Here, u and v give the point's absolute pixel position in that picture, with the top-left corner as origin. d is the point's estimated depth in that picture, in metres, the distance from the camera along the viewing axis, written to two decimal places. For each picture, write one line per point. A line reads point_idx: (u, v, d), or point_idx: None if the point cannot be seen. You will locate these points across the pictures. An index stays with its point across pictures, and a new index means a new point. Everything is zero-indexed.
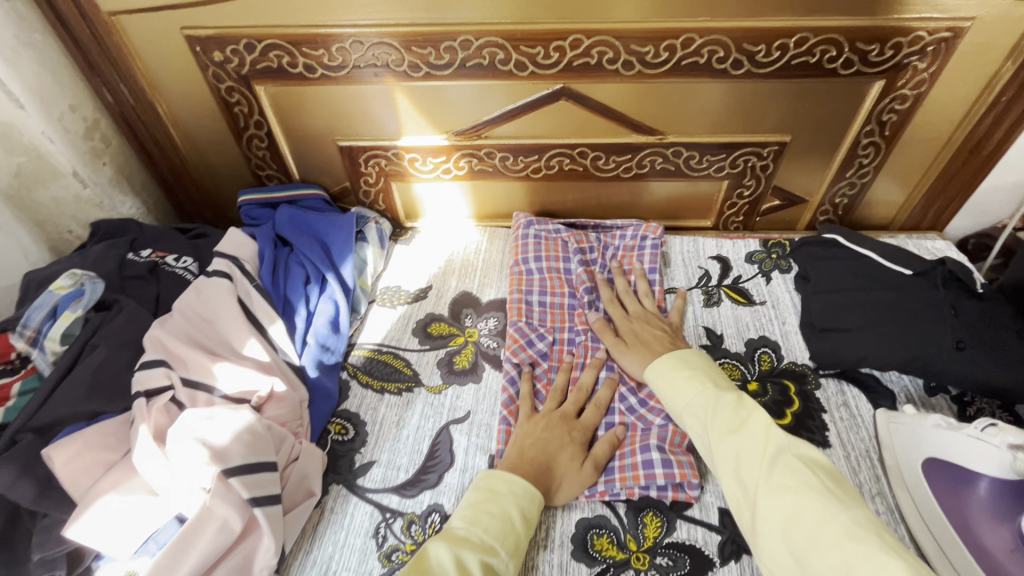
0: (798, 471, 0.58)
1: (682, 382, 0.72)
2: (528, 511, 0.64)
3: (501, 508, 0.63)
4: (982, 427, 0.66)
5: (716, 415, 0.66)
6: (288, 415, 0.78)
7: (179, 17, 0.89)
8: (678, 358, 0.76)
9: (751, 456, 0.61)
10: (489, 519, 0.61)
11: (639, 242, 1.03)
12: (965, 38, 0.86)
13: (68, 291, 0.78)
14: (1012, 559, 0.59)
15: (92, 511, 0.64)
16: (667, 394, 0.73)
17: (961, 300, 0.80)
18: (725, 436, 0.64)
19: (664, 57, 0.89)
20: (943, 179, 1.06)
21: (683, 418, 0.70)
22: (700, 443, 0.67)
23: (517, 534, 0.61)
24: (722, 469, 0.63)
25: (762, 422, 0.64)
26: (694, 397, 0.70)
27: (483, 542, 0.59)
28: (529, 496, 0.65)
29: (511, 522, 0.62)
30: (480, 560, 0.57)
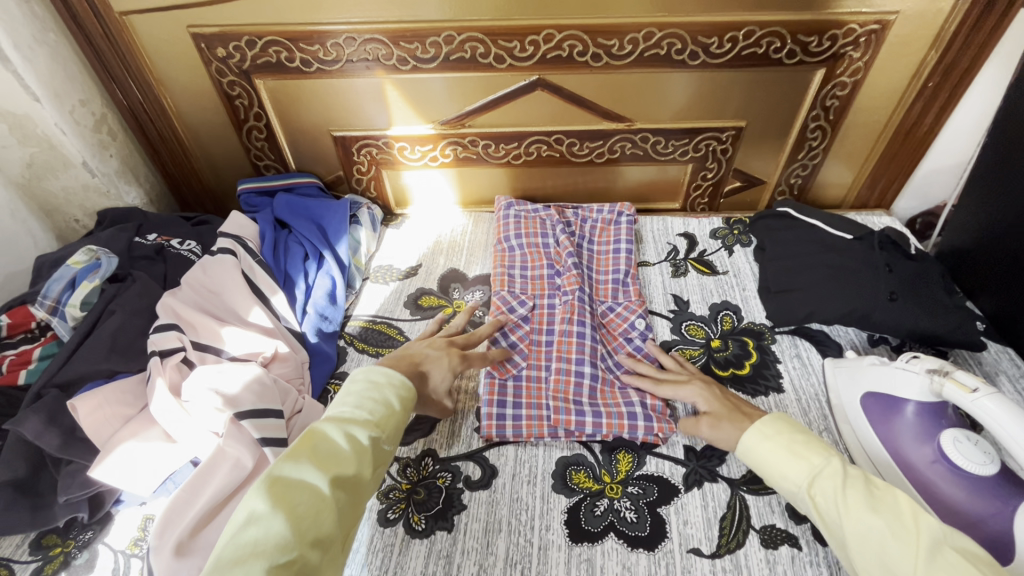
0: (962, 567, 0.50)
1: (799, 448, 0.64)
2: (406, 398, 0.69)
3: (382, 395, 0.66)
4: (908, 360, 0.76)
5: (847, 492, 0.59)
6: (292, 373, 0.85)
7: (185, 17, 0.97)
8: (788, 421, 0.69)
9: (902, 542, 0.53)
10: (375, 402, 0.65)
11: (615, 217, 1.13)
12: (892, 29, 0.97)
13: (84, 265, 0.86)
14: (932, 470, 0.69)
15: (113, 457, 0.70)
16: (779, 463, 0.65)
17: (896, 260, 0.92)
18: (865, 514, 0.56)
19: (628, 49, 0.99)
20: (885, 160, 1.17)
21: (806, 490, 0.62)
22: (827, 522, 0.60)
23: (396, 416, 0.66)
24: (863, 555, 0.55)
25: (906, 504, 0.56)
26: (816, 468, 0.62)
27: (368, 420, 0.63)
28: (404, 383, 0.69)
29: (391, 406, 0.66)
30: (369, 436, 0.61)
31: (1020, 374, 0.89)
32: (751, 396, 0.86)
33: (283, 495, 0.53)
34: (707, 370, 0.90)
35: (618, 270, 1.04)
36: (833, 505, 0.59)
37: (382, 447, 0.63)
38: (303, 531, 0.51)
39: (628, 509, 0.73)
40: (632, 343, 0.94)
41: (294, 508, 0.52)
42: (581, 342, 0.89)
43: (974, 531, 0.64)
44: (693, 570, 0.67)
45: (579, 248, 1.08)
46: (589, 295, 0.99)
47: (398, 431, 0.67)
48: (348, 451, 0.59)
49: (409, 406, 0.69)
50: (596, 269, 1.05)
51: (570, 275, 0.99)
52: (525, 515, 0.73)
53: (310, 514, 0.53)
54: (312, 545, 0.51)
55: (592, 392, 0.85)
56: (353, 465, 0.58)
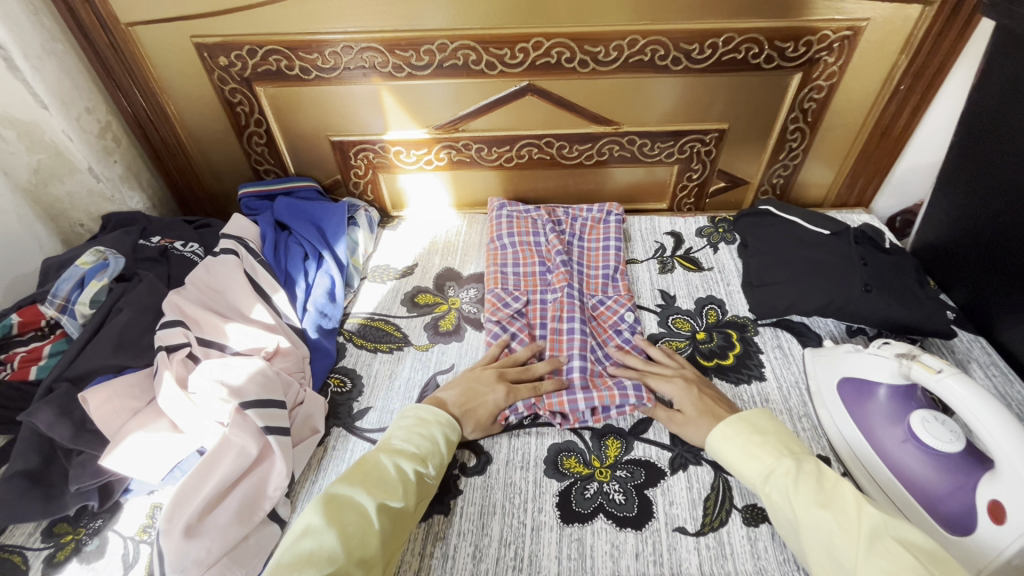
0: (897, 555, 0.54)
1: (755, 449, 0.70)
2: (452, 438, 0.75)
3: (429, 431, 0.73)
4: (879, 346, 0.80)
5: (798, 487, 0.64)
6: (294, 367, 0.89)
7: (189, 27, 1.01)
8: (746, 421, 0.74)
9: (846, 532, 0.58)
10: (423, 439, 0.72)
11: (604, 216, 1.17)
12: (864, 35, 1.02)
13: (92, 265, 0.89)
14: (901, 448, 0.73)
15: (124, 445, 0.74)
16: (739, 461, 0.71)
17: (871, 254, 0.96)
18: (814, 509, 0.61)
19: (614, 56, 1.04)
20: (862, 160, 1.22)
21: (763, 489, 0.67)
22: (783, 519, 0.65)
23: (440, 453, 0.73)
24: (813, 547, 0.60)
25: (852, 498, 0.61)
26: (770, 468, 0.67)
27: (416, 453, 0.71)
28: (452, 426, 0.76)
29: (436, 443, 0.73)
30: (414, 467, 0.68)
31: (990, 361, 0.92)
32: (735, 385, 0.90)
33: (335, 515, 0.60)
34: (692, 360, 0.94)
35: (608, 265, 1.08)
36: (786, 499, 0.64)
37: (425, 480, 0.70)
38: (351, 548, 0.58)
39: (617, 491, 0.77)
40: (621, 335, 0.97)
41: (345, 528, 0.59)
42: (572, 334, 0.93)
43: (939, 508, 0.68)
44: (679, 547, 0.71)
45: (569, 245, 1.12)
46: (580, 289, 1.03)
47: (443, 469, 0.73)
48: (396, 481, 0.66)
49: (453, 447, 0.75)
50: (586, 264, 1.09)
51: (560, 272, 1.03)
52: (518, 498, 0.76)
53: (358, 534, 0.59)
54: (359, 562, 0.57)
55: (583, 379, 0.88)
56: (400, 494, 0.65)
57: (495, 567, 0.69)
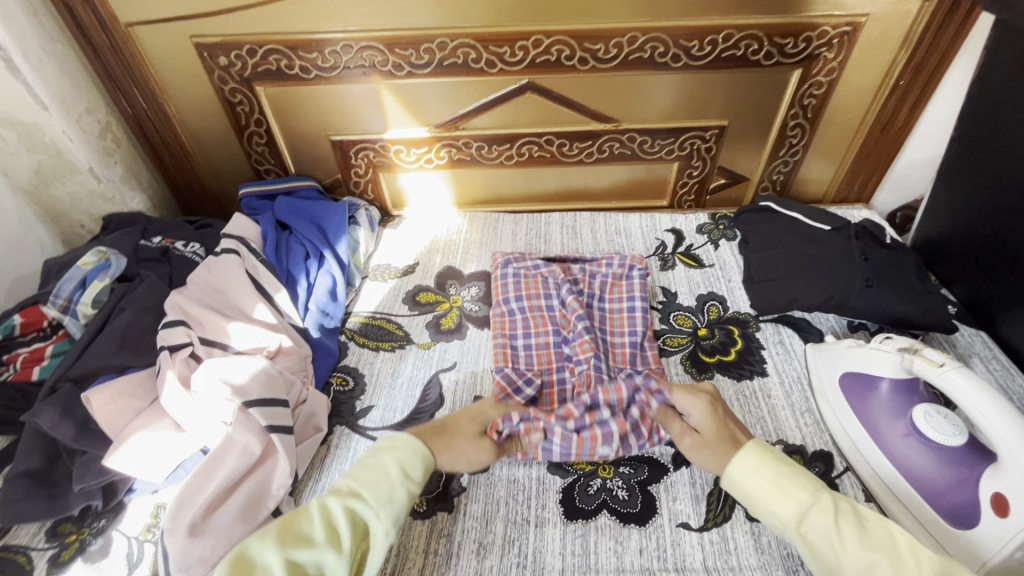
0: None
1: (783, 482, 0.65)
2: (410, 464, 0.67)
3: (377, 461, 0.66)
4: (881, 340, 0.80)
5: (841, 531, 0.60)
6: (296, 366, 0.89)
7: (188, 27, 1.01)
8: (769, 449, 0.69)
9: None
10: (367, 473, 0.65)
11: (627, 271, 1.04)
12: (864, 31, 1.02)
13: (94, 265, 0.89)
14: (904, 443, 0.73)
15: (127, 445, 0.74)
16: (765, 496, 0.65)
17: (871, 249, 0.96)
18: (864, 554, 0.58)
19: (613, 53, 1.04)
20: (862, 155, 1.22)
21: (797, 530, 0.62)
22: (818, 561, 0.61)
23: (393, 484, 0.65)
24: None
25: (903, 540, 0.59)
26: (804, 505, 0.63)
27: (350, 491, 0.64)
28: (413, 450, 0.68)
29: (387, 472, 0.65)
30: (342, 507, 0.62)
31: (991, 355, 0.92)
32: (737, 380, 0.90)
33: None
34: (695, 356, 0.94)
35: (634, 331, 0.95)
36: (828, 544, 0.60)
37: (364, 518, 0.62)
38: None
39: (620, 487, 0.77)
40: None
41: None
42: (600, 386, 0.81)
43: (941, 500, 0.68)
44: (683, 543, 0.71)
45: (590, 308, 0.98)
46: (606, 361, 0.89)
47: (399, 504, 0.64)
48: (319, 530, 0.59)
49: (415, 477, 0.67)
50: (610, 330, 0.96)
51: (583, 341, 0.89)
52: (522, 495, 0.76)
53: None
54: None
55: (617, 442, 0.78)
56: (321, 542, 0.58)
57: (499, 564, 0.69)
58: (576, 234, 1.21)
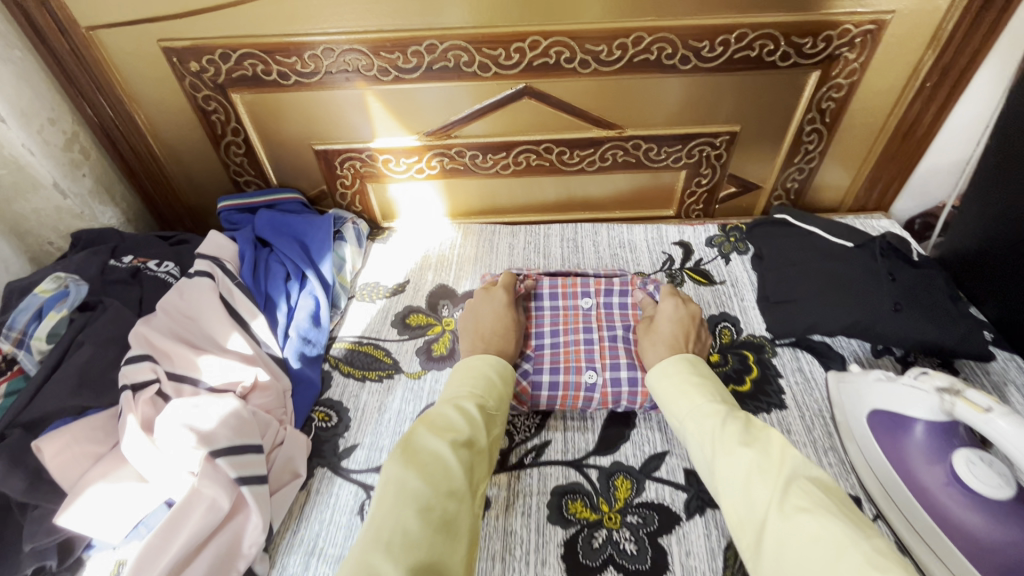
0: (812, 493, 0.53)
1: (689, 389, 0.71)
2: (505, 372, 0.77)
3: (481, 372, 0.75)
4: (915, 376, 0.72)
5: (725, 430, 0.63)
6: (273, 403, 0.81)
7: (155, 30, 0.93)
8: (694, 366, 0.75)
9: (763, 472, 0.57)
10: (476, 377, 0.74)
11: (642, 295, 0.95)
12: (888, 29, 0.94)
13: (52, 293, 0.81)
14: (944, 493, 0.66)
15: (83, 499, 0.67)
16: (673, 398, 0.71)
17: (898, 268, 0.88)
18: (736, 448, 0.60)
19: (617, 55, 0.96)
20: (883, 161, 1.14)
21: (685, 426, 0.68)
22: (702, 458, 0.64)
23: (496, 385, 0.74)
24: (724, 484, 0.59)
25: (777, 442, 0.60)
26: (697, 403, 0.68)
27: (472, 394, 0.71)
28: (501, 362, 0.78)
29: (491, 380, 0.75)
30: (475, 407, 0.69)
31: None
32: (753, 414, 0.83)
33: (416, 460, 0.60)
34: None
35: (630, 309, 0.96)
36: (707, 438, 0.64)
37: (491, 414, 0.71)
38: (437, 486, 0.58)
39: (627, 540, 0.70)
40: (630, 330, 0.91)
41: (429, 471, 0.59)
42: (585, 280, 0.95)
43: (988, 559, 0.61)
44: None
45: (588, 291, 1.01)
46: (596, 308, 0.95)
47: (504, 399, 0.75)
48: (460, 420, 0.66)
49: (509, 378, 0.77)
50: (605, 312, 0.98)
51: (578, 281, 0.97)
52: (520, 549, 0.69)
53: (438, 472, 0.60)
54: (447, 496, 0.58)
55: (601, 323, 0.90)
56: (466, 432, 0.65)
57: None
58: (577, 247, 1.13)
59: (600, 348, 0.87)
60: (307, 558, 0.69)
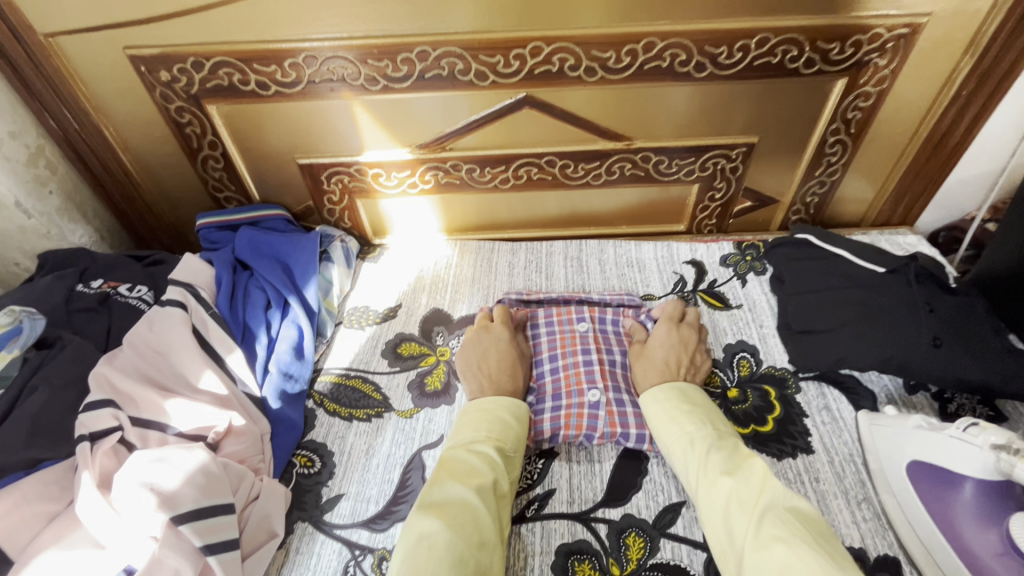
0: (786, 523, 0.55)
1: (678, 415, 0.71)
2: (518, 411, 0.74)
3: (496, 415, 0.71)
4: (963, 427, 0.65)
5: (708, 459, 0.65)
6: (248, 452, 0.74)
7: (121, 37, 0.85)
8: (683, 393, 0.75)
9: (741, 503, 0.59)
10: (490, 417, 0.71)
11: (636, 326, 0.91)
12: (923, 33, 0.86)
13: (6, 329, 0.73)
14: (1000, 563, 0.58)
15: (30, 568, 0.60)
16: (661, 425, 0.72)
17: (936, 296, 0.80)
18: (718, 477, 0.62)
19: (626, 62, 0.88)
20: (911, 174, 1.06)
21: (673, 454, 0.69)
22: (689, 485, 0.66)
23: (512, 427, 0.71)
24: (709, 514, 0.61)
25: (759, 471, 0.61)
26: (684, 430, 0.70)
27: (490, 437, 0.68)
28: (524, 404, 0.75)
29: (507, 422, 0.71)
30: (493, 450, 0.66)
31: None
32: (777, 459, 0.75)
33: (440, 510, 0.58)
34: None
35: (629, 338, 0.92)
36: (692, 466, 0.66)
37: (510, 456, 0.68)
38: (468, 537, 0.56)
39: None
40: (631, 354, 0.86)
41: (456, 521, 0.57)
42: (579, 306, 0.91)
43: None
44: None
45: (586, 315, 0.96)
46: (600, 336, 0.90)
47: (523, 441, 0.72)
48: (481, 464, 0.64)
49: (524, 419, 0.74)
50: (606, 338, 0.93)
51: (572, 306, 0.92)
52: None
53: (467, 522, 0.58)
54: (479, 548, 0.56)
55: (600, 344, 0.85)
56: (489, 476, 0.63)
57: None
58: (582, 267, 1.06)
59: (600, 369, 0.81)
60: None
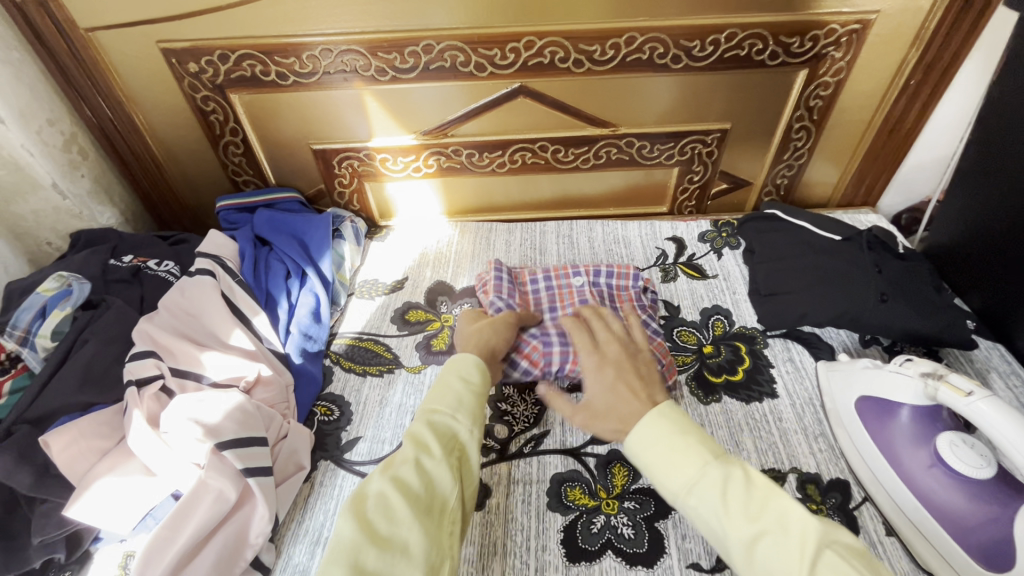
0: (843, 569, 0.46)
1: (676, 453, 0.57)
2: (468, 373, 0.70)
3: (444, 381, 0.69)
4: (901, 363, 0.76)
5: (728, 506, 0.53)
6: (277, 398, 0.83)
7: (155, 32, 0.94)
8: (671, 418, 0.60)
9: (783, 554, 0.49)
10: (433, 391, 0.68)
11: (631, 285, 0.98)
12: (873, 29, 0.97)
13: (54, 292, 0.82)
14: (929, 475, 0.69)
15: (90, 493, 0.68)
16: (658, 466, 0.58)
17: (884, 260, 0.91)
18: (745, 527, 0.51)
19: (610, 54, 0.98)
20: (870, 157, 1.17)
21: (683, 502, 0.56)
22: (708, 535, 0.54)
23: (458, 391, 0.67)
24: (745, 570, 0.51)
25: (788, 510, 0.51)
26: (686, 473, 0.56)
27: (428, 406, 0.66)
28: (466, 359, 0.71)
29: (453, 387, 0.68)
30: (424, 425, 0.63)
31: (1011, 370, 0.88)
32: (745, 403, 0.85)
33: (358, 506, 0.57)
34: (700, 376, 0.89)
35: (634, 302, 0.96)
36: (712, 516, 0.53)
37: (450, 426, 0.64)
38: (374, 532, 0.54)
39: (625, 525, 0.72)
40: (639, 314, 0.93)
41: (370, 520, 0.55)
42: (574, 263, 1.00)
43: (972, 535, 0.63)
44: None
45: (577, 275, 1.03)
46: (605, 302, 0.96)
47: (473, 407, 0.66)
48: (408, 445, 0.61)
49: (479, 383, 0.69)
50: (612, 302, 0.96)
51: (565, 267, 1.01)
52: (521, 536, 0.71)
53: (380, 514, 0.56)
54: (380, 543, 0.53)
55: (599, 299, 0.94)
56: (411, 454, 0.60)
57: None
58: (573, 244, 1.15)
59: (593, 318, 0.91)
60: (312, 547, 0.70)
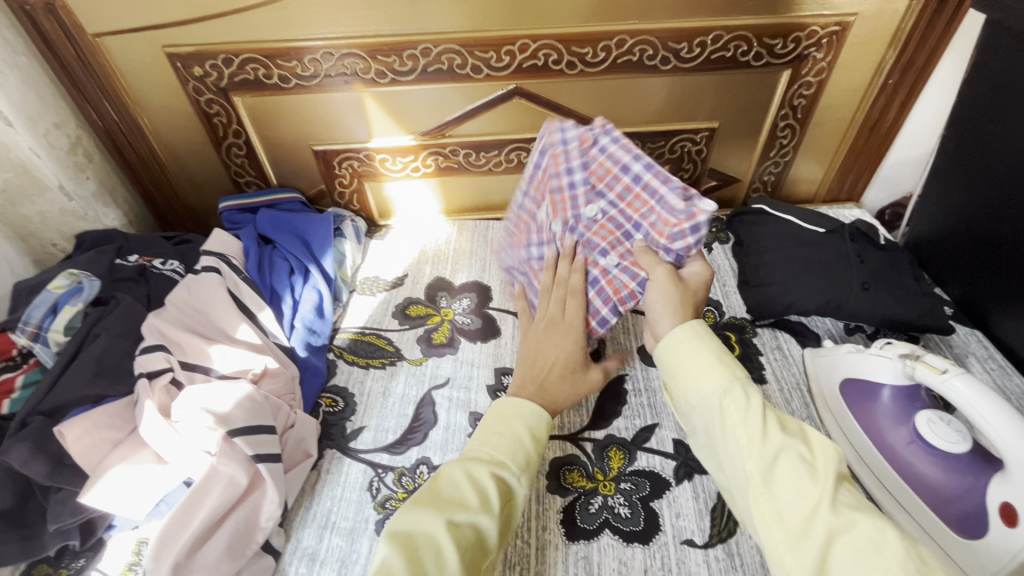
0: (852, 494, 0.54)
1: (729, 363, 0.62)
2: (536, 430, 0.66)
3: (509, 429, 0.65)
4: (881, 345, 0.79)
5: (766, 421, 0.57)
6: (283, 389, 0.86)
7: (160, 36, 0.97)
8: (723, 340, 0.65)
9: (810, 468, 0.54)
10: (499, 439, 0.64)
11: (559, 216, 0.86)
12: (852, 30, 1.02)
13: (65, 289, 0.85)
14: (909, 451, 0.72)
15: (105, 480, 0.70)
16: (702, 367, 0.62)
17: (866, 250, 0.95)
18: (778, 435, 0.56)
19: (601, 56, 1.02)
20: (852, 154, 1.21)
21: (721, 404, 0.59)
22: (723, 438, 0.58)
23: (526, 450, 0.64)
24: (756, 472, 0.55)
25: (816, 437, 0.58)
26: (730, 384, 0.60)
27: (492, 458, 0.62)
28: (535, 412, 0.66)
29: (520, 440, 0.64)
30: (490, 474, 0.60)
31: (986, 355, 0.92)
32: None
33: (410, 546, 0.53)
34: None
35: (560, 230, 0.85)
36: (748, 422, 0.57)
37: (510, 484, 0.61)
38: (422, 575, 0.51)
39: (622, 504, 0.75)
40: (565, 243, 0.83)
41: (419, 557, 0.52)
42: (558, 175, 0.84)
43: (949, 507, 0.68)
44: (688, 561, 0.69)
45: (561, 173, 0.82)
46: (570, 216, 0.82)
47: (533, 468, 0.64)
48: (470, 493, 0.58)
49: (541, 441, 0.66)
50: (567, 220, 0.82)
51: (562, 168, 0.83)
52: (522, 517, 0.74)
53: (432, 555, 0.53)
54: None
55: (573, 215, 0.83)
56: (475, 507, 0.57)
57: None
58: None
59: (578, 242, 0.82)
60: (320, 531, 0.73)
